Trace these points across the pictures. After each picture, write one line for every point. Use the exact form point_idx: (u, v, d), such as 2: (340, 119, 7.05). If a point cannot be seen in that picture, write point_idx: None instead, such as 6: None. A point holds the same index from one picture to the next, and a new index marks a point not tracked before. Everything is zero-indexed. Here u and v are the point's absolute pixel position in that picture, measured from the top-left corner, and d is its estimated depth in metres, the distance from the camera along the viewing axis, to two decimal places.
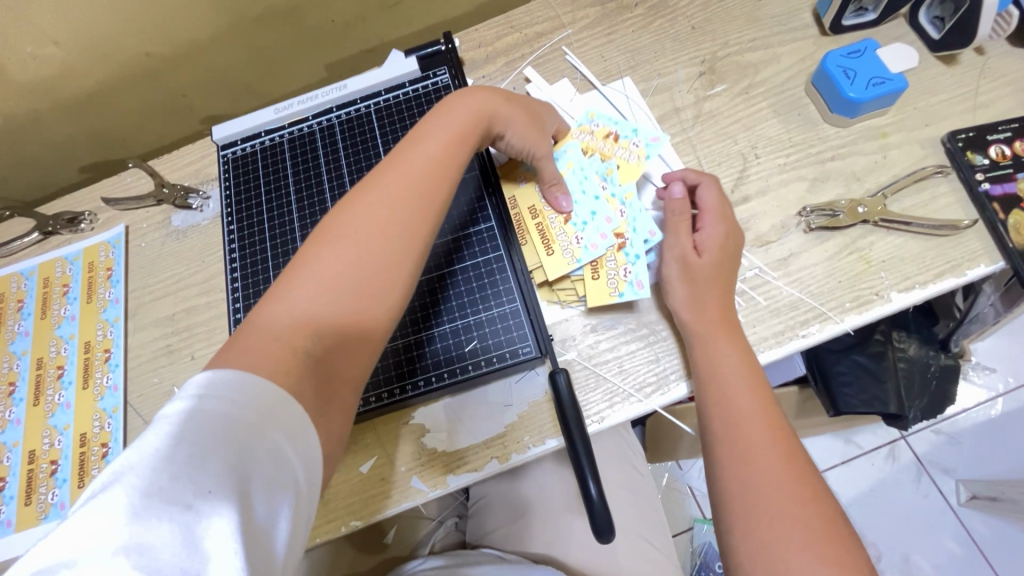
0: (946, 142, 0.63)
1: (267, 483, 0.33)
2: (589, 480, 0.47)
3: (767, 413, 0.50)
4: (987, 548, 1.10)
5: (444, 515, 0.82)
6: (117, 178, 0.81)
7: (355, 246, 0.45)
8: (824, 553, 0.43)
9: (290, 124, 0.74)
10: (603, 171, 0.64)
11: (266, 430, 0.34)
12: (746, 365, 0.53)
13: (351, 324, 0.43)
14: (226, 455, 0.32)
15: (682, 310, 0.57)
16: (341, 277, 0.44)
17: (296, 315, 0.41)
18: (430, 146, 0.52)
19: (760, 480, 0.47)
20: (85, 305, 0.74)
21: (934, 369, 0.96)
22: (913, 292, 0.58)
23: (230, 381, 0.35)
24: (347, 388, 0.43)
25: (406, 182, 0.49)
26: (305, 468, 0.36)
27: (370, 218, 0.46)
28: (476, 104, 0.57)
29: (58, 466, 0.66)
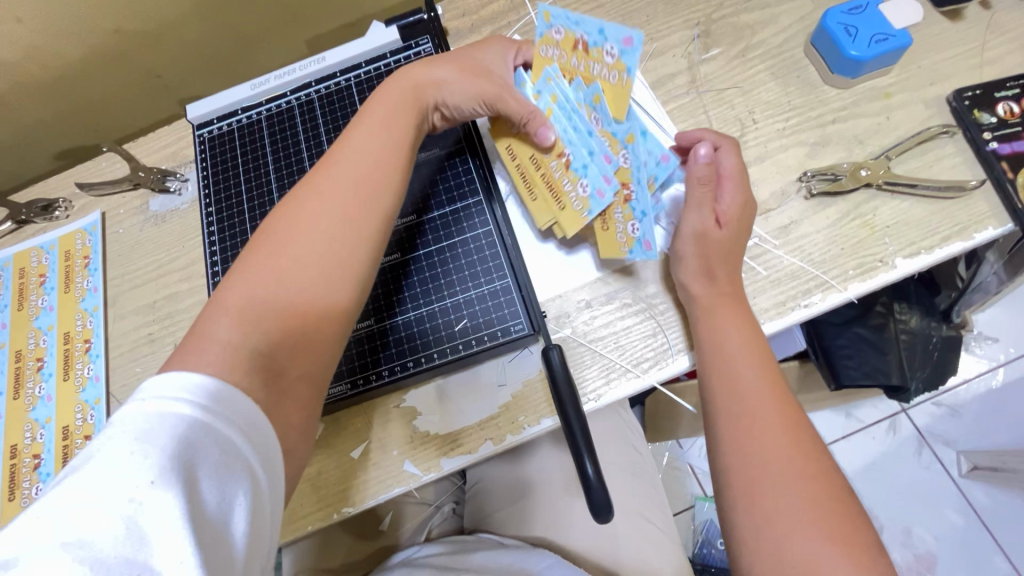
0: (952, 101, 0.60)
1: (216, 469, 0.33)
2: (585, 458, 0.45)
3: (776, 389, 0.48)
4: (988, 518, 1.10)
5: (441, 501, 0.81)
6: (92, 163, 0.78)
7: (293, 233, 0.43)
8: (829, 531, 0.41)
9: (268, 101, 0.71)
10: (586, 101, 0.57)
11: (219, 424, 0.34)
12: (750, 340, 0.51)
13: (293, 315, 0.41)
14: (175, 448, 0.32)
15: (689, 283, 0.54)
16: (282, 275, 0.42)
17: (230, 312, 0.39)
18: (379, 128, 0.50)
19: (764, 458, 0.45)
20: (63, 295, 0.71)
21: (935, 341, 0.93)
22: (918, 258, 0.56)
23: (169, 377, 0.35)
24: (302, 385, 0.41)
25: (356, 166, 0.47)
26: (263, 461, 0.36)
27: (310, 204, 0.44)
28: (417, 82, 0.54)
29: (41, 460, 0.64)
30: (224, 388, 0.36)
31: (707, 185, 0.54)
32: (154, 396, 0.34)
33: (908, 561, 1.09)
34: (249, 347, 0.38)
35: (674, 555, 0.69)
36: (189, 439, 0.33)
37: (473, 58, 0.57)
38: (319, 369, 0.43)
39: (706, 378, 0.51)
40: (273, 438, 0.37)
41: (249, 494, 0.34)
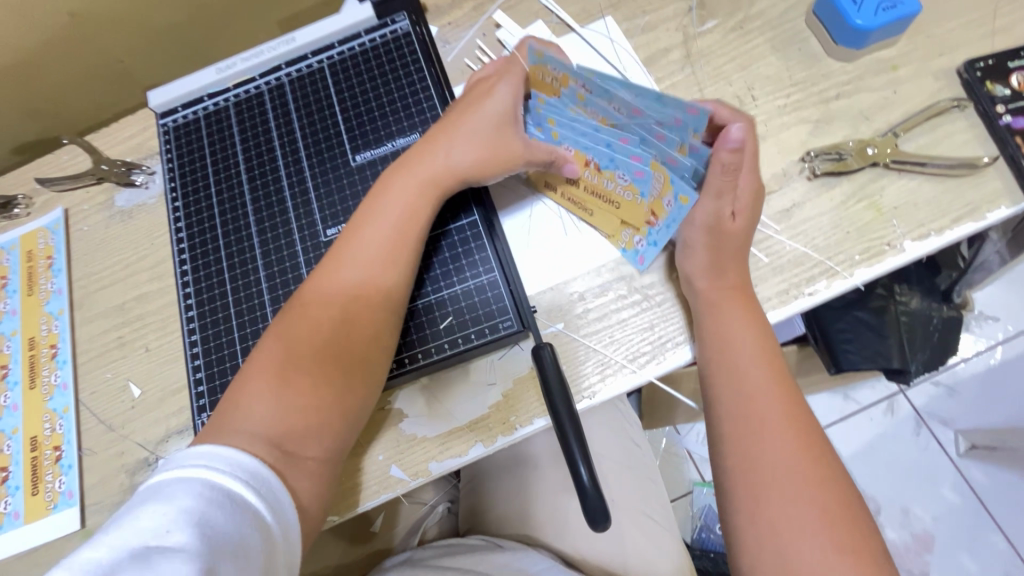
0: (963, 72, 0.57)
1: (239, 517, 0.40)
2: (579, 463, 0.42)
3: (784, 393, 0.46)
4: (986, 496, 1.09)
5: (434, 500, 0.79)
6: (52, 157, 0.73)
7: (302, 343, 0.48)
8: (835, 537, 0.40)
9: (235, 86, 0.66)
10: (575, 101, 0.52)
11: (247, 483, 0.42)
12: (759, 344, 0.48)
13: (299, 427, 0.47)
14: (205, 498, 0.39)
15: (693, 274, 0.51)
16: (296, 379, 0.47)
17: (256, 420, 0.46)
18: (385, 218, 0.52)
19: (770, 461, 0.43)
20: (26, 298, 0.67)
21: (936, 322, 0.92)
22: (927, 241, 0.53)
23: (212, 453, 0.42)
24: (310, 460, 0.47)
25: (361, 268, 0.51)
26: (279, 516, 0.42)
27: (322, 317, 0.49)
28: (423, 162, 0.53)
29: (9, 473, 0.61)
30: (247, 456, 0.43)
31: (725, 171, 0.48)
32: (193, 455, 0.42)
33: (905, 541, 1.08)
34: (270, 440, 0.45)
35: (675, 549, 0.67)
36: (223, 490, 0.40)
37: (483, 115, 0.53)
38: (326, 446, 0.48)
39: (710, 379, 0.48)
40: (289, 503, 0.44)
41: (263, 543, 0.40)
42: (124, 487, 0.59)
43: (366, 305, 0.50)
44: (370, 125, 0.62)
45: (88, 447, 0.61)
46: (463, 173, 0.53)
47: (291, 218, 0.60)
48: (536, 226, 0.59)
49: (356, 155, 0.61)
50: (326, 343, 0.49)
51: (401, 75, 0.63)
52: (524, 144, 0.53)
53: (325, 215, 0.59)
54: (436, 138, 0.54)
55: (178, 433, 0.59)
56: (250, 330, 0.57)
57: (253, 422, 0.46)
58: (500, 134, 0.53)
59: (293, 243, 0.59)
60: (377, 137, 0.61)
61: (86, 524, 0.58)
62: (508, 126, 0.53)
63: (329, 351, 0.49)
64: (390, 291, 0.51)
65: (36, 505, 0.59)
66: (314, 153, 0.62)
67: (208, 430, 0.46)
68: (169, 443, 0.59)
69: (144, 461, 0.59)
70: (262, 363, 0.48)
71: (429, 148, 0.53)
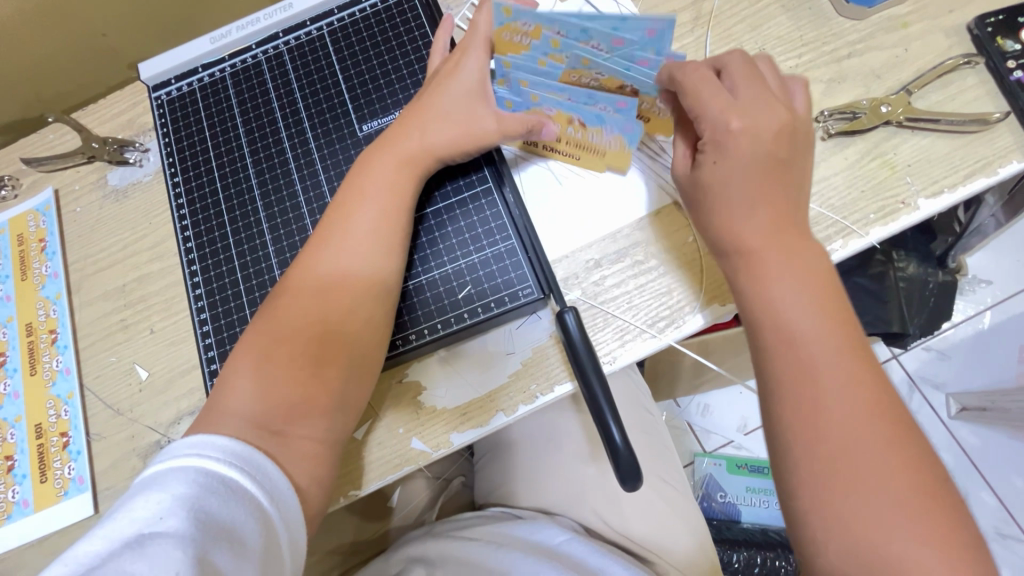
0: (973, 28, 0.57)
1: (229, 500, 0.38)
2: (610, 424, 0.42)
3: (849, 355, 0.41)
4: (976, 455, 1.11)
5: (450, 475, 0.79)
6: (38, 136, 0.70)
7: (294, 319, 0.48)
8: (932, 528, 0.37)
9: (231, 56, 0.64)
10: (546, 52, 0.48)
11: (241, 469, 0.40)
12: (814, 296, 0.42)
13: (298, 402, 0.46)
14: (200, 486, 0.38)
15: (744, 223, 0.44)
16: (286, 356, 0.47)
17: (254, 395, 0.45)
18: (371, 202, 0.51)
19: (856, 453, 0.38)
20: (20, 283, 0.65)
21: (932, 286, 0.92)
22: (941, 198, 0.53)
23: (202, 441, 0.40)
24: (306, 440, 0.46)
25: (347, 248, 0.50)
26: (278, 504, 0.41)
27: (316, 295, 0.49)
28: (398, 143, 0.52)
29: (15, 462, 0.59)
30: (239, 443, 0.41)
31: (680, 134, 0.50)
32: (186, 444, 0.40)
33: None
34: (257, 423, 0.44)
35: (689, 512, 0.68)
36: (217, 477, 0.39)
37: (457, 85, 0.53)
38: (326, 428, 0.47)
39: (762, 343, 0.43)
40: (288, 492, 0.42)
41: (261, 530, 0.39)
42: (136, 471, 0.57)
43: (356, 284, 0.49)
44: (375, 94, 0.60)
45: (96, 433, 0.59)
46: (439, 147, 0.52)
47: (298, 190, 0.58)
48: (550, 195, 0.58)
49: (362, 125, 0.59)
50: (309, 326, 0.48)
51: (405, 41, 0.61)
52: (495, 118, 0.52)
53: (333, 187, 0.58)
54: (410, 119, 0.53)
55: (190, 414, 0.58)
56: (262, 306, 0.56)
57: (241, 402, 0.45)
58: (472, 111, 0.52)
59: (302, 216, 0.57)
60: (383, 106, 0.60)
61: (99, 510, 0.57)
62: (475, 106, 0.52)
63: (313, 334, 0.47)
64: (379, 269, 0.50)
65: (46, 492, 0.58)
66: (318, 123, 0.60)
67: (202, 415, 0.46)
68: (181, 425, 0.58)
69: (155, 443, 0.58)
70: (251, 346, 0.47)
71: (404, 128, 0.53)
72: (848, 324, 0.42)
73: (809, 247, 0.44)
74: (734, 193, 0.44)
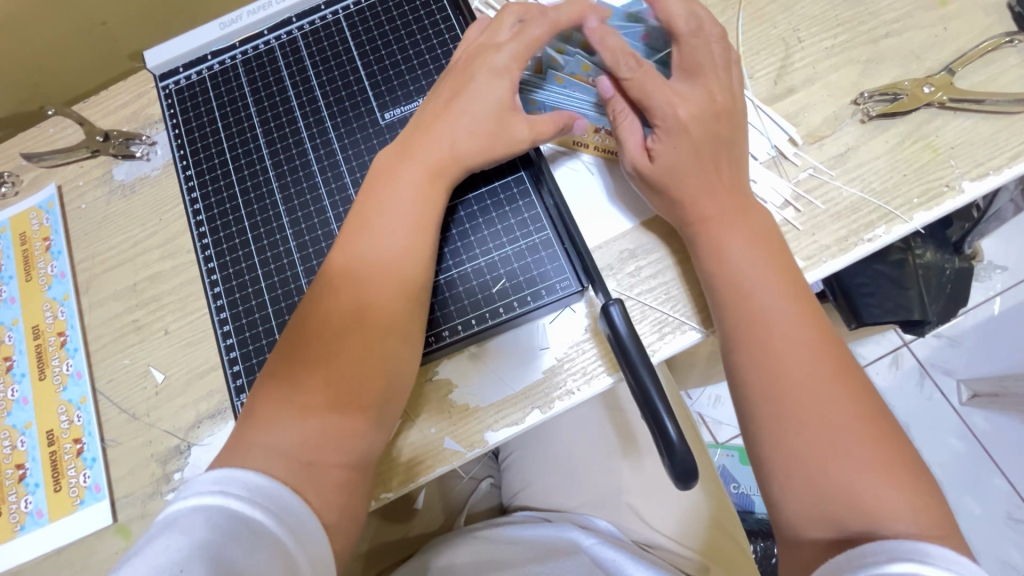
0: (1015, 6, 0.55)
1: (254, 544, 0.36)
2: (664, 418, 0.40)
3: (802, 306, 0.43)
4: (988, 442, 1.09)
5: (477, 475, 0.78)
6: (38, 130, 0.67)
7: (325, 323, 0.46)
8: (903, 487, 0.37)
9: (242, 42, 0.61)
10: (574, 72, 0.54)
11: (265, 508, 0.38)
12: (768, 266, 0.45)
13: (331, 413, 0.43)
14: (222, 530, 0.36)
15: (698, 200, 0.47)
16: (317, 359, 0.44)
17: (282, 406, 0.43)
18: (405, 199, 0.48)
19: (830, 414, 0.39)
20: (25, 284, 0.62)
21: (949, 273, 0.87)
22: (986, 181, 0.51)
23: (228, 476, 0.39)
24: (336, 468, 0.43)
25: (378, 244, 0.47)
26: (304, 546, 0.39)
27: (351, 298, 0.46)
28: (425, 147, 0.50)
29: (27, 470, 0.57)
30: (265, 478, 0.40)
31: (625, 116, 0.51)
32: (209, 479, 0.39)
33: None
34: (287, 440, 0.42)
35: (722, 507, 0.67)
36: (240, 518, 0.37)
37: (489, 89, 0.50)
38: (358, 442, 0.44)
39: (719, 299, 0.46)
40: (306, 511, 0.40)
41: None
42: (154, 478, 0.55)
43: (388, 285, 0.47)
44: (397, 80, 0.58)
45: (111, 439, 0.56)
46: (469, 140, 0.49)
47: (320, 183, 0.56)
48: (582, 186, 0.56)
49: (384, 113, 0.57)
50: (338, 328, 0.45)
51: (426, 25, 0.59)
52: (527, 125, 0.50)
53: (355, 178, 0.56)
54: (435, 125, 0.50)
55: (210, 418, 0.55)
56: (285, 303, 0.54)
57: (271, 415, 0.43)
58: (505, 118, 0.50)
59: (324, 209, 0.55)
60: (405, 92, 0.57)
61: (117, 519, 0.54)
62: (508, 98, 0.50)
63: (343, 339, 0.45)
64: (415, 273, 0.48)
65: (61, 502, 0.55)
66: (338, 110, 0.57)
67: (229, 443, 0.43)
68: (201, 429, 0.55)
69: (174, 449, 0.55)
70: (281, 357, 0.45)
71: (431, 135, 0.50)
72: (813, 306, 0.44)
73: (758, 220, 0.47)
74: (682, 167, 0.48)
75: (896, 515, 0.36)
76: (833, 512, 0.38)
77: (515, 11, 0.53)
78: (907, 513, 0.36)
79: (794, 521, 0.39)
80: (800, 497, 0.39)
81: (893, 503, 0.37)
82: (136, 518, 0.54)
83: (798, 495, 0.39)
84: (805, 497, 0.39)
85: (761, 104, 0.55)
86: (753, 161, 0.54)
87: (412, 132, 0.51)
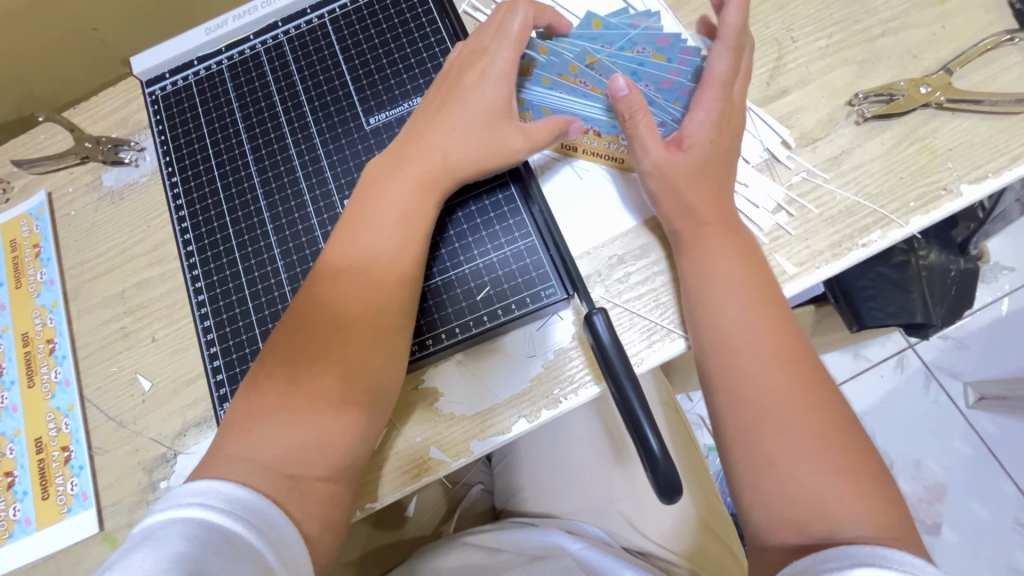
0: (1016, 3, 0.53)
1: (233, 557, 0.35)
2: (648, 432, 0.40)
3: (782, 320, 0.44)
4: (996, 446, 1.07)
5: (470, 480, 0.77)
6: (28, 137, 0.67)
7: (305, 333, 0.45)
8: (871, 502, 0.38)
9: (228, 47, 0.61)
10: (561, 73, 0.51)
11: (246, 521, 0.38)
12: (752, 279, 0.45)
13: (311, 426, 0.43)
14: (201, 541, 0.35)
15: (693, 209, 0.47)
16: (298, 370, 0.44)
17: (261, 420, 0.43)
18: (394, 209, 0.47)
19: (806, 426, 0.40)
20: (15, 291, 0.62)
21: (954, 274, 0.85)
22: (986, 183, 0.50)
23: (208, 489, 0.38)
24: (320, 482, 0.43)
25: (363, 254, 0.46)
26: (284, 560, 0.38)
27: (335, 309, 0.45)
28: (409, 155, 0.49)
29: (15, 478, 0.57)
30: (246, 490, 0.39)
31: (642, 112, 0.48)
32: (190, 491, 0.38)
33: (918, 493, 1.06)
34: (268, 455, 0.42)
35: (716, 513, 0.66)
36: (220, 530, 0.36)
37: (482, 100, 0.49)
38: (340, 454, 0.44)
39: (702, 309, 0.46)
40: (287, 527, 0.40)
41: None
42: (141, 486, 0.55)
43: (373, 296, 0.46)
44: (382, 84, 0.57)
45: (98, 447, 0.56)
46: (453, 148, 0.49)
47: (304, 189, 0.55)
48: (570, 191, 0.55)
49: (369, 118, 0.56)
50: (319, 337, 0.45)
51: (412, 29, 0.58)
52: (523, 136, 0.49)
53: (340, 184, 0.55)
54: (427, 135, 0.49)
55: (196, 426, 0.55)
56: (268, 312, 0.53)
57: (252, 429, 0.43)
58: (499, 128, 0.49)
59: (308, 216, 0.54)
60: (391, 97, 0.57)
61: (104, 527, 0.54)
62: (496, 104, 0.49)
63: (324, 348, 0.44)
64: (397, 280, 0.46)
65: (48, 510, 0.55)
66: (323, 116, 0.57)
67: (210, 455, 0.43)
68: (187, 437, 0.55)
69: (161, 457, 0.55)
70: (262, 369, 0.45)
71: (420, 143, 0.49)
72: (792, 321, 0.45)
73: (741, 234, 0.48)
74: (683, 175, 0.48)
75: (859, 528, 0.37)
76: (805, 523, 0.38)
77: (503, 12, 0.51)
78: (874, 527, 0.37)
79: (760, 525, 0.40)
80: (766, 502, 0.40)
81: (852, 508, 0.37)
82: (123, 526, 0.54)
83: (765, 500, 0.40)
84: (778, 505, 0.39)
85: (753, 106, 0.54)
86: (744, 164, 0.53)
87: (403, 142, 0.50)
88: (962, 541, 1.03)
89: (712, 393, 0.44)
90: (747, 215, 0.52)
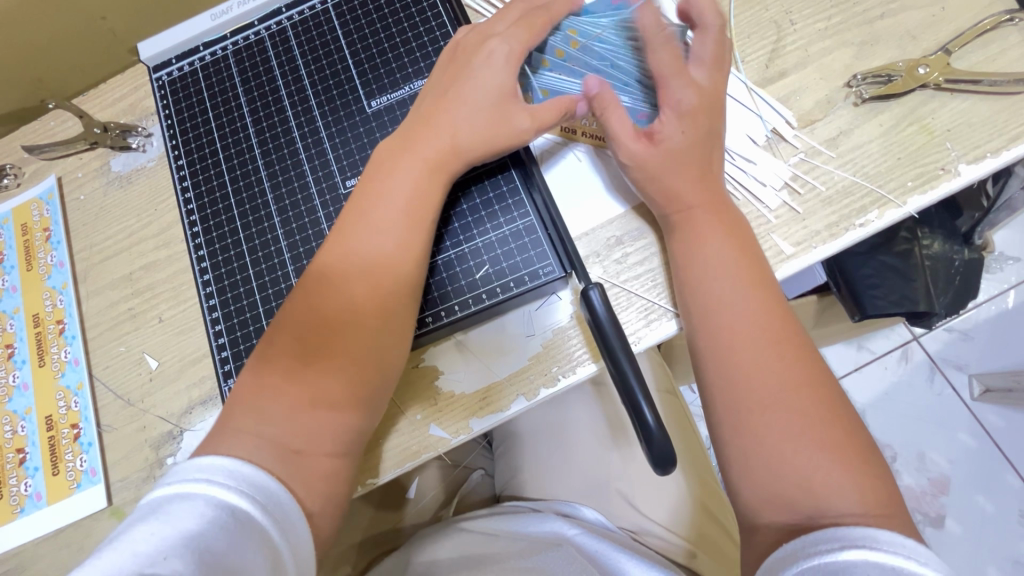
0: None
1: (239, 534, 0.36)
2: (643, 405, 0.40)
3: (772, 299, 0.44)
4: (1000, 439, 1.06)
5: (473, 463, 0.80)
6: (40, 124, 0.68)
7: (306, 311, 0.46)
8: (859, 478, 0.38)
9: (232, 33, 0.62)
10: (557, 53, 0.54)
11: (252, 497, 0.38)
12: (744, 260, 0.46)
13: (311, 401, 0.44)
14: (207, 519, 0.36)
15: (684, 191, 0.48)
16: (300, 346, 0.45)
17: (262, 396, 0.44)
18: (393, 188, 0.48)
19: (795, 403, 0.40)
20: (26, 273, 0.63)
21: (958, 264, 0.84)
22: (983, 163, 0.50)
23: (214, 465, 0.39)
24: (324, 457, 0.44)
25: (364, 233, 0.47)
26: (288, 538, 0.39)
27: (337, 287, 0.46)
28: (408, 137, 0.50)
29: (26, 454, 0.58)
30: (252, 467, 0.40)
31: (613, 107, 0.50)
32: (196, 467, 0.39)
33: (922, 485, 1.06)
34: (268, 429, 0.43)
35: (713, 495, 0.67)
36: (226, 507, 0.37)
37: (482, 88, 0.50)
38: (340, 430, 0.45)
39: (693, 291, 0.46)
40: (288, 499, 0.41)
41: (269, 567, 0.37)
42: (148, 462, 0.56)
43: (372, 274, 0.46)
44: (383, 68, 0.58)
45: (107, 425, 0.58)
46: (451, 129, 0.49)
47: (306, 171, 0.56)
48: (570, 173, 0.55)
49: (370, 101, 0.57)
50: (319, 312, 0.46)
51: (413, 13, 0.59)
52: (529, 116, 0.49)
53: (341, 166, 0.56)
54: (435, 118, 0.50)
55: (202, 404, 0.56)
56: (272, 291, 0.54)
57: (255, 404, 0.44)
58: (509, 118, 0.49)
59: (311, 197, 0.55)
60: (391, 80, 0.57)
61: (112, 502, 0.56)
62: (493, 87, 0.50)
63: (323, 323, 0.45)
64: (397, 256, 0.47)
65: (58, 485, 0.57)
66: (324, 99, 0.58)
67: (214, 430, 0.44)
68: (193, 415, 0.56)
69: (167, 434, 0.56)
70: (265, 346, 0.46)
71: (421, 124, 0.50)
72: (783, 301, 0.45)
73: (735, 217, 0.48)
74: (674, 158, 0.48)
75: (846, 503, 0.37)
76: (794, 498, 0.38)
77: (519, 7, 0.53)
78: (862, 503, 0.37)
79: (749, 501, 0.40)
80: (756, 478, 0.40)
81: (839, 482, 0.38)
82: (130, 501, 0.56)
83: (754, 477, 0.40)
84: (767, 481, 0.40)
85: (753, 87, 0.54)
86: (750, 144, 0.53)
87: (412, 125, 0.50)
88: (965, 534, 1.03)
89: (703, 372, 0.45)
90: (752, 194, 0.52)
